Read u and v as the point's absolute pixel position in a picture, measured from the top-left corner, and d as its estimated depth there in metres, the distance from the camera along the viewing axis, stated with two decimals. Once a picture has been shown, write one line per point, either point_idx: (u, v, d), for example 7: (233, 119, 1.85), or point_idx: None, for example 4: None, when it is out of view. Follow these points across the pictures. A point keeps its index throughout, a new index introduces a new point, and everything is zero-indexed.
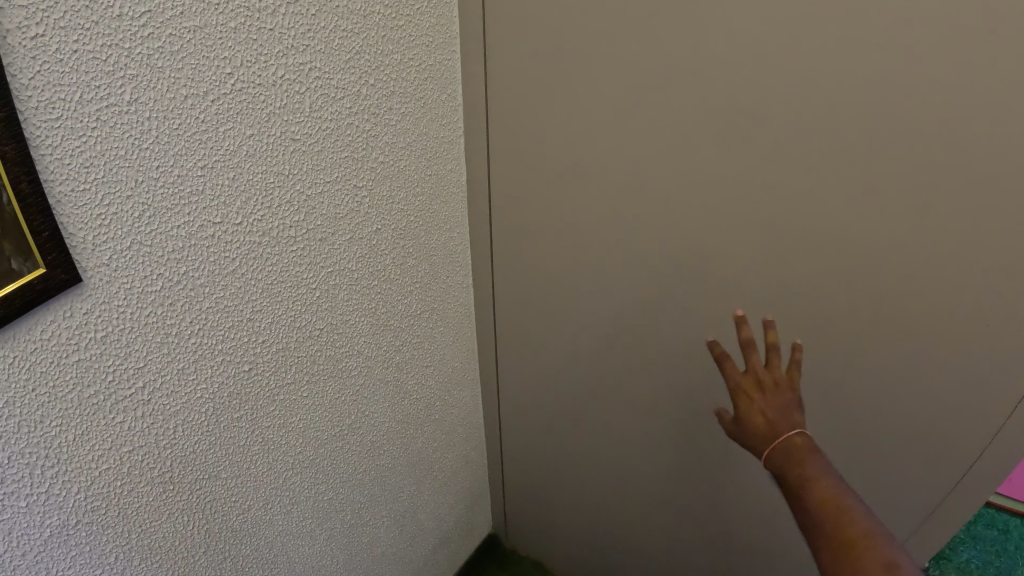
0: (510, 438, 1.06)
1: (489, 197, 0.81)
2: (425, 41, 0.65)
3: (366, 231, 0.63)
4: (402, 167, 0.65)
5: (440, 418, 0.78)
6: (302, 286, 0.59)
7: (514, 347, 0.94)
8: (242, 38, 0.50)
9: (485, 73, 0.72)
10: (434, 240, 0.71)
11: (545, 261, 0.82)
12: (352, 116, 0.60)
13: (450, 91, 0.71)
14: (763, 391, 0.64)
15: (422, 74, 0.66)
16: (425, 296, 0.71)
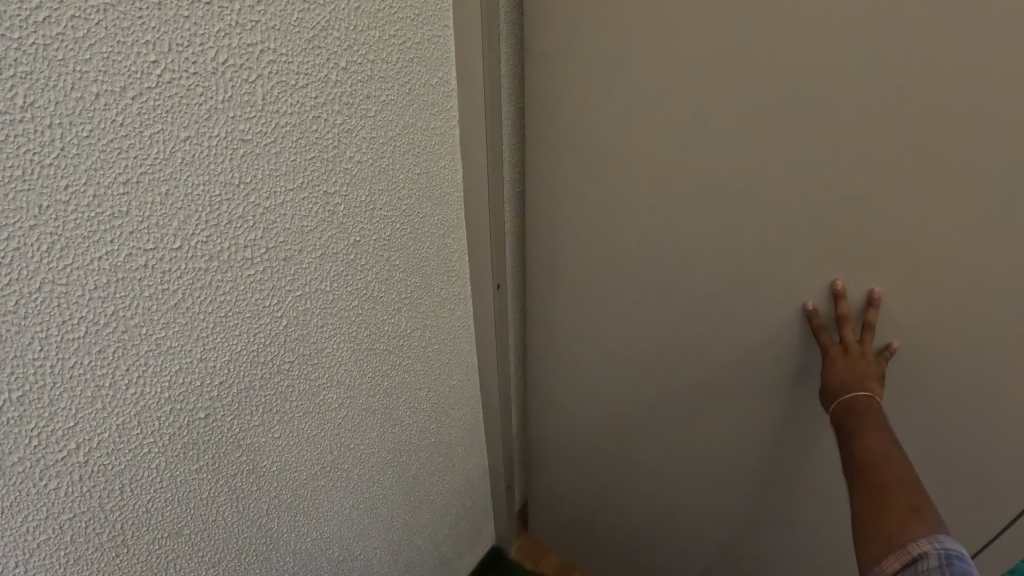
0: None
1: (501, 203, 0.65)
2: (410, 8, 0.52)
3: (341, 243, 0.51)
4: (384, 164, 0.53)
5: (438, 439, 0.70)
6: (265, 315, 0.48)
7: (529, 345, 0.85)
8: (171, 16, 0.38)
9: (487, 46, 0.59)
10: (428, 250, 0.59)
11: (580, 240, 0.79)
12: (318, 108, 0.48)
13: (444, 68, 0.57)
14: (846, 361, 0.63)
15: (408, 51, 0.53)
16: (420, 317, 0.60)
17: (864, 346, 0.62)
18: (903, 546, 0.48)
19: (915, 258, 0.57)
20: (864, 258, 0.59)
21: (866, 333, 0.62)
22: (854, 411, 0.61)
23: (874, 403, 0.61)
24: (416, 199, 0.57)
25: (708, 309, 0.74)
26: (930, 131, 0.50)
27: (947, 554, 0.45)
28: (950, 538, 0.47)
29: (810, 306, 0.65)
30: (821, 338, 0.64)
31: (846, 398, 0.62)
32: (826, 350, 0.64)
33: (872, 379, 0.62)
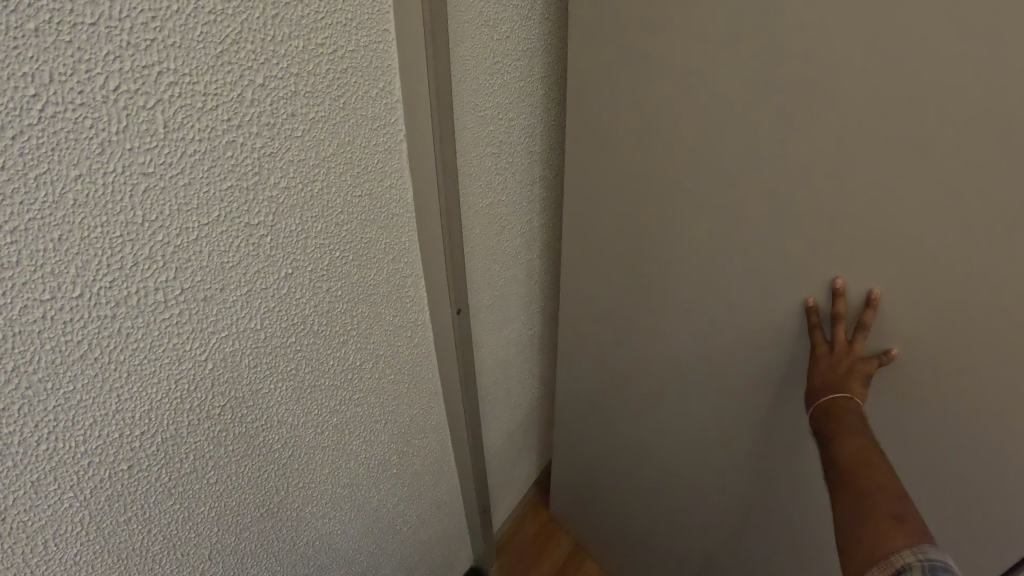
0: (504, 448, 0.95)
1: (457, 221, 0.60)
2: (340, 12, 0.46)
3: (269, 277, 0.47)
4: (314, 190, 0.48)
5: (402, 466, 0.67)
6: (187, 358, 0.45)
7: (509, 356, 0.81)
8: (50, 42, 0.33)
9: (434, 51, 0.53)
10: (376, 279, 0.55)
11: (597, 232, 0.80)
12: (232, 131, 0.43)
13: (382, 75, 0.51)
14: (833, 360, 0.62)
15: (341, 60, 0.47)
16: (370, 349, 0.56)
17: (852, 347, 0.61)
18: (886, 558, 0.49)
19: (917, 268, 0.54)
20: (865, 264, 0.57)
21: (857, 334, 0.60)
22: (836, 409, 0.62)
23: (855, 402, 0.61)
24: (358, 222, 0.52)
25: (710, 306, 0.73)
26: (927, 139, 0.47)
27: (931, 566, 0.46)
28: (934, 547, 0.48)
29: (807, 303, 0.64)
30: (815, 335, 0.63)
31: (828, 397, 0.62)
32: (817, 348, 0.63)
33: (856, 379, 0.61)
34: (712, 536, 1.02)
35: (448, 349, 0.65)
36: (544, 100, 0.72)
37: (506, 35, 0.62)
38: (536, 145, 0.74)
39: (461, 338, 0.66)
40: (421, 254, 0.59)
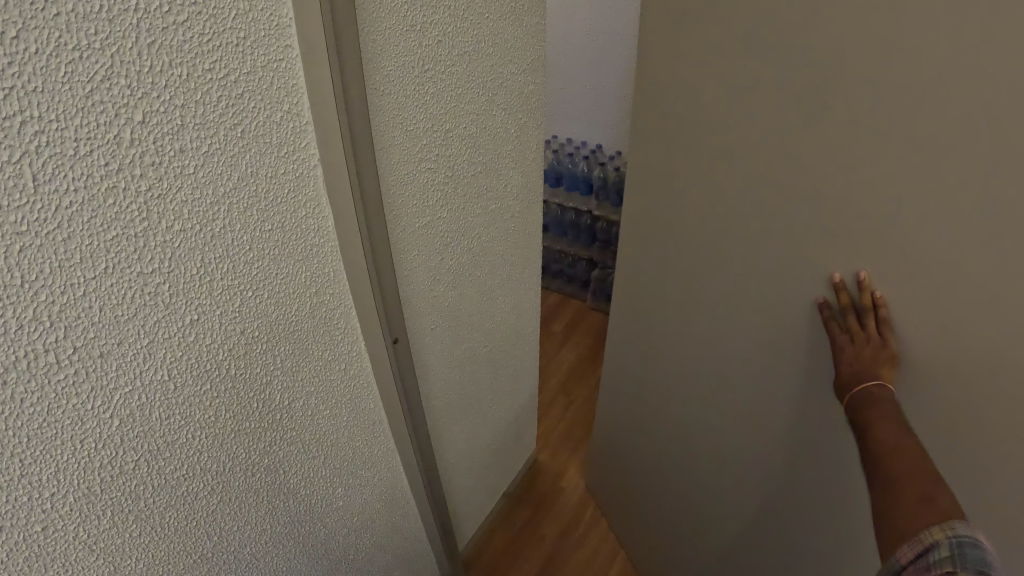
0: (475, 459, 0.93)
1: (380, 249, 0.58)
2: (230, 33, 0.42)
3: (172, 326, 0.45)
4: (215, 232, 0.45)
5: (351, 494, 0.66)
6: (90, 419, 0.42)
7: (465, 374, 0.79)
8: None
9: (341, 73, 0.50)
10: (297, 316, 0.52)
11: (648, 225, 0.84)
12: (115, 176, 0.38)
13: (286, 96, 0.47)
14: (851, 350, 0.63)
15: (237, 85, 0.43)
16: (297, 387, 0.55)
17: (869, 331, 0.62)
18: (916, 536, 0.49)
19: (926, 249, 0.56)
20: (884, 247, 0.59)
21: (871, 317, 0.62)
22: (867, 399, 0.62)
23: (885, 388, 0.62)
24: (272, 258, 0.49)
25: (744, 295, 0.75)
26: (942, 115, 0.50)
27: (959, 543, 0.46)
28: (964, 525, 0.48)
29: (818, 299, 0.67)
30: (830, 331, 0.66)
31: (857, 390, 0.63)
32: (836, 343, 0.65)
33: (881, 364, 0.62)
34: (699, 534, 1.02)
35: (388, 380, 0.64)
36: (497, 103, 0.67)
37: (433, 39, 0.58)
38: (495, 152, 0.69)
39: (398, 368, 0.65)
40: (351, 288, 0.56)
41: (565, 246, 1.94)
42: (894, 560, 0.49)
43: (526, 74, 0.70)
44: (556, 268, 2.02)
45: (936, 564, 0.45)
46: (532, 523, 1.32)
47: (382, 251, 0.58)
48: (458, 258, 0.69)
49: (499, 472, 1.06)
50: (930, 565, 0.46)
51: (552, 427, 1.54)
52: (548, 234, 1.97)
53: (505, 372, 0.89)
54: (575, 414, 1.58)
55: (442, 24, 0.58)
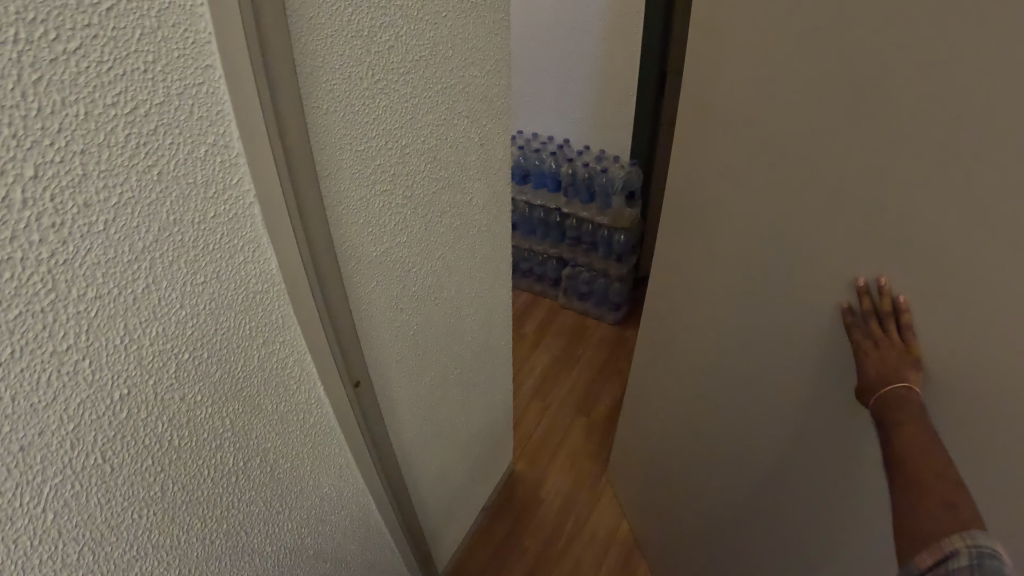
0: (452, 477, 0.91)
1: (332, 294, 0.54)
2: (134, 57, 0.35)
3: (101, 402, 0.39)
4: (138, 293, 0.39)
5: (317, 540, 0.63)
6: (19, 519, 0.37)
7: (436, 401, 0.76)
8: None
9: (273, 106, 0.44)
10: (242, 370, 0.48)
11: (690, 221, 0.88)
12: (11, 247, 0.32)
13: (209, 127, 0.40)
14: (875, 353, 0.63)
15: (149, 119, 0.36)
16: (249, 443, 0.51)
17: (891, 334, 0.62)
18: (935, 542, 0.51)
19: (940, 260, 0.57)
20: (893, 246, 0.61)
21: (892, 321, 0.62)
22: (890, 404, 0.62)
23: (912, 392, 0.61)
24: (209, 313, 0.44)
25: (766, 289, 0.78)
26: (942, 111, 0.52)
27: (978, 554, 0.48)
28: (983, 534, 0.50)
29: (844, 306, 0.68)
30: (854, 335, 0.67)
31: (880, 395, 0.63)
32: (859, 346, 0.66)
33: (906, 368, 0.62)
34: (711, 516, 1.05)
35: (352, 428, 0.60)
36: (458, 108, 0.62)
37: (382, 45, 0.52)
38: (457, 162, 0.64)
39: (363, 414, 0.62)
40: (303, 336, 0.52)
41: (534, 243, 1.93)
42: (913, 563, 0.52)
43: (490, 75, 0.65)
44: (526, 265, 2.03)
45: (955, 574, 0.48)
46: (514, 534, 1.32)
47: (334, 295, 0.54)
48: (420, 284, 0.64)
49: (475, 483, 1.04)
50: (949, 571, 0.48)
51: (529, 433, 1.55)
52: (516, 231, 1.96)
53: (478, 390, 0.86)
54: (551, 417, 1.59)
55: (393, 28, 0.52)
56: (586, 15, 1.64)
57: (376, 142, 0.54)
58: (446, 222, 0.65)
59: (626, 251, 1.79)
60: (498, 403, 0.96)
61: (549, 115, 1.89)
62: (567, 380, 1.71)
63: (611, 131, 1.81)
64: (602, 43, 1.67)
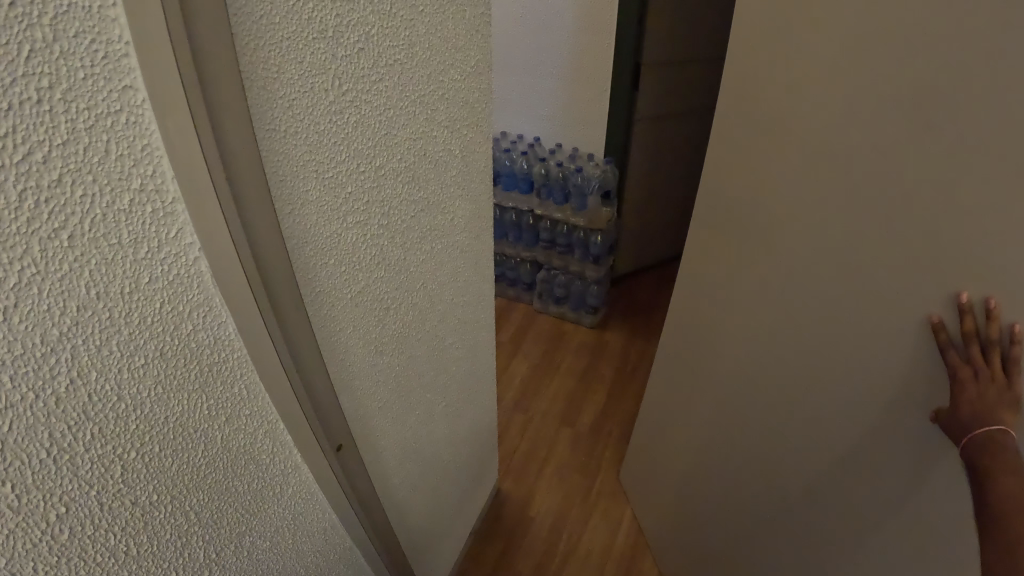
0: (446, 508, 0.87)
1: (300, 351, 0.47)
2: (22, 87, 0.26)
3: (21, 524, 0.32)
4: (60, 391, 0.32)
5: None
6: None
7: (421, 441, 0.70)
8: None
9: (218, 143, 0.36)
10: (201, 455, 0.43)
11: (722, 219, 0.89)
12: None
13: (134, 169, 0.31)
14: (975, 386, 0.59)
15: (50, 167, 0.28)
16: (218, 530, 0.46)
17: (992, 367, 0.59)
18: None
19: (980, 269, 0.57)
20: (930, 249, 0.61)
21: (994, 352, 0.59)
22: (984, 443, 0.59)
23: (1006, 430, 0.58)
24: (147, 392, 0.37)
25: (793, 289, 0.79)
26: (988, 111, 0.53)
27: None
28: None
29: (933, 319, 0.63)
30: (946, 360, 0.62)
31: (975, 431, 0.59)
32: (952, 373, 0.61)
33: (1004, 404, 0.58)
34: (718, 507, 1.07)
35: (333, 490, 0.54)
36: (436, 117, 0.55)
37: (352, 49, 0.44)
38: (437, 178, 0.57)
39: (345, 474, 0.56)
40: (269, 398, 0.45)
41: (505, 247, 1.92)
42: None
43: (469, 78, 0.58)
44: (498, 271, 2.00)
45: None
46: (506, 558, 1.28)
47: (303, 352, 0.47)
48: (400, 319, 0.58)
49: (465, 509, 0.98)
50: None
51: (512, 450, 1.51)
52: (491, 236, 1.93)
53: (463, 420, 0.81)
54: (535, 429, 1.57)
55: (360, 28, 0.44)
56: (558, 7, 1.61)
57: (350, 167, 0.47)
58: (428, 246, 0.59)
59: (603, 253, 1.79)
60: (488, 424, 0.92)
61: (522, 114, 1.85)
62: (548, 389, 1.69)
63: (586, 125, 1.77)
64: (576, 37, 1.64)
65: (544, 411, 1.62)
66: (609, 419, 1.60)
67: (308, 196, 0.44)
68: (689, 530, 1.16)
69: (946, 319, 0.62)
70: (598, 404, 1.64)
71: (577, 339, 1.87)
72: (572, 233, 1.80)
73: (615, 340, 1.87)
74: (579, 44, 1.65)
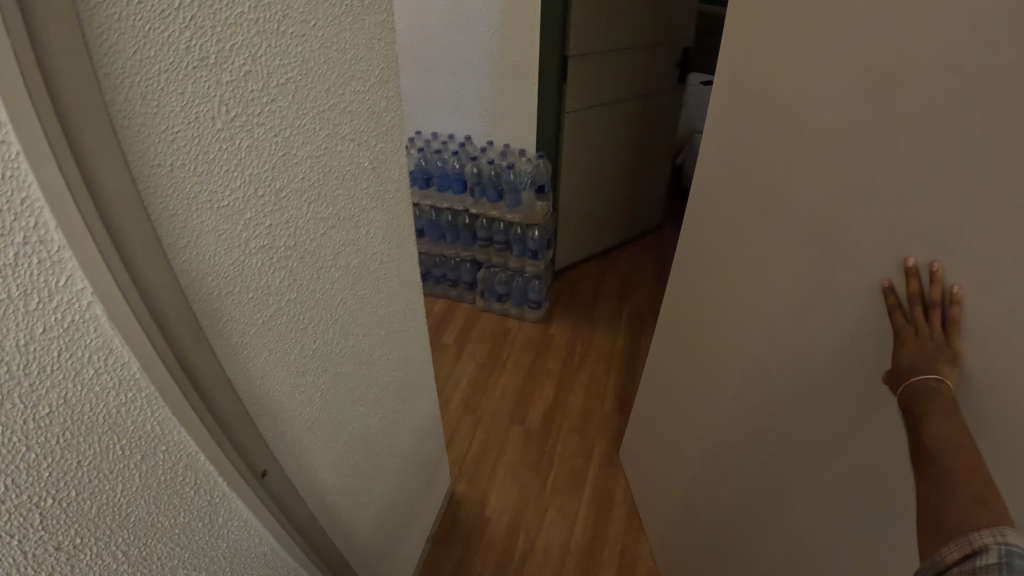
0: (394, 514, 0.88)
1: (211, 389, 0.46)
2: None
3: None
4: None
5: None
6: None
7: (358, 454, 0.71)
8: None
9: (94, 190, 0.35)
10: (122, 494, 0.42)
11: (722, 195, 0.93)
12: None
13: (16, 223, 0.31)
14: (916, 340, 0.61)
15: None
16: (149, 566, 0.46)
17: (933, 325, 0.60)
18: (965, 536, 0.50)
19: (929, 242, 0.60)
20: (889, 221, 0.64)
21: (934, 311, 0.60)
22: (918, 398, 0.60)
23: (942, 385, 0.59)
24: (56, 438, 0.37)
25: (779, 260, 0.83)
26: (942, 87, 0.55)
27: (1009, 551, 0.47)
28: (1014, 531, 0.49)
29: (884, 282, 0.65)
30: (894, 320, 0.64)
31: (912, 384, 0.60)
32: (898, 332, 0.63)
33: (942, 361, 0.60)
34: (707, 478, 1.11)
35: (268, 519, 0.54)
36: (340, 132, 0.54)
37: (236, 76, 0.43)
38: (346, 193, 0.57)
39: (277, 499, 0.56)
40: (194, 436, 0.45)
41: (443, 248, 1.90)
42: (937, 558, 0.51)
43: (374, 89, 0.57)
44: (438, 272, 1.99)
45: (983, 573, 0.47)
46: (466, 560, 1.29)
47: (214, 388, 0.46)
48: (320, 337, 0.58)
49: (416, 515, 0.99)
50: (975, 570, 0.48)
51: (464, 452, 1.51)
52: (423, 238, 1.89)
53: (401, 430, 0.82)
54: (484, 429, 1.57)
55: (244, 51, 0.43)
56: (483, 5, 1.61)
57: (251, 195, 0.47)
58: (344, 261, 0.59)
59: (540, 248, 1.80)
60: (427, 430, 0.93)
61: (445, 113, 1.85)
62: (496, 389, 1.69)
63: (513, 122, 1.78)
64: (502, 31, 1.64)
65: (491, 412, 1.62)
66: (563, 413, 1.62)
67: (206, 230, 0.44)
68: (681, 505, 1.20)
69: (895, 283, 0.64)
70: (546, 400, 1.66)
71: (522, 335, 1.89)
72: (511, 229, 1.81)
73: (562, 334, 1.89)
74: (500, 43, 1.66)
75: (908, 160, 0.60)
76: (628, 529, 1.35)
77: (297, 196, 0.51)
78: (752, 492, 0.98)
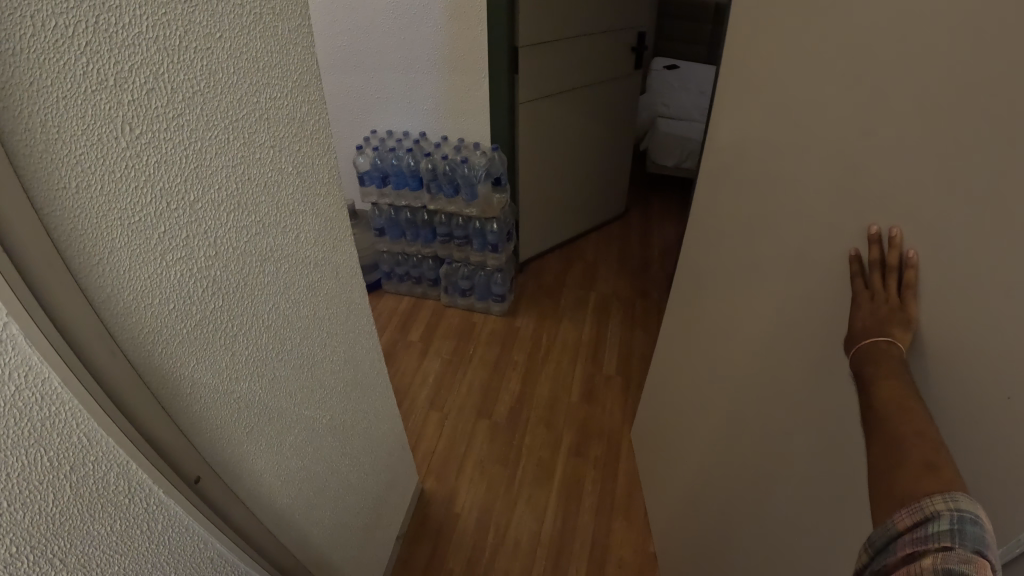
0: (349, 513, 0.90)
1: (131, 403, 0.47)
2: None
3: None
4: None
5: None
6: None
7: (298, 452, 0.73)
8: None
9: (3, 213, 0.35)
10: (54, 505, 0.43)
11: (725, 176, 0.95)
12: None
13: None
14: (873, 304, 0.62)
15: None
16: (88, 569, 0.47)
17: (890, 290, 0.62)
18: (918, 503, 0.48)
19: (899, 210, 0.61)
20: (864, 191, 0.65)
21: (891, 277, 0.62)
22: (871, 361, 0.61)
23: (893, 348, 0.60)
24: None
25: (772, 237, 0.84)
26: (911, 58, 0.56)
27: (960, 518, 0.44)
28: (967, 497, 0.46)
29: (852, 251, 0.67)
30: (856, 286, 0.66)
31: (865, 347, 0.62)
32: (857, 297, 0.65)
33: (895, 324, 0.61)
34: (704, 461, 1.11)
35: (205, 520, 0.55)
36: (256, 139, 0.55)
37: (142, 93, 0.43)
38: (265, 198, 0.58)
39: (206, 498, 0.57)
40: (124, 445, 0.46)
41: (406, 246, 1.89)
42: (891, 523, 0.49)
43: (289, 94, 0.59)
44: (403, 270, 1.99)
45: (933, 539, 0.44)
46: (437, 558, 1.28)
47: (136, 403, 0.48)
48: (248, 339, 0.60)
49: (375, 511, 1.01)
50: (928, 537, 0.45)
51: (431, 449, 1.51)
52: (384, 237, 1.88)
53: (345, 430, 0.84)
54: (452, 425, 1.57)
55: (146, 69, 0.43)
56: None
57: (164, 210, 0.47)
58: (267, 264, 0.61)
59: (501, 240, 1.78)
60: (376, 431, 0.95)
61: (403, 112, 1.85)
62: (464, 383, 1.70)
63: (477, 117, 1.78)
64: (449, 26, 1.63)
65: (459, 408, 1.62)
66: (530, 404, 1.63)
67: (117, 249, 0.44)
68: (681, 489, 1.21)
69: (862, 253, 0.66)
70: (513, 394, 1.66)
71: (488, 329, 1.89)
72: (470, 223, 1.80)
73: (526, 326, 1.90)
74: (451, 36, 1.65)
75: (881, 130, 0.61)
76: (598, 516, 1.35)
77: (213, 207, 0.52)
78: (739, 473, 0.98)
